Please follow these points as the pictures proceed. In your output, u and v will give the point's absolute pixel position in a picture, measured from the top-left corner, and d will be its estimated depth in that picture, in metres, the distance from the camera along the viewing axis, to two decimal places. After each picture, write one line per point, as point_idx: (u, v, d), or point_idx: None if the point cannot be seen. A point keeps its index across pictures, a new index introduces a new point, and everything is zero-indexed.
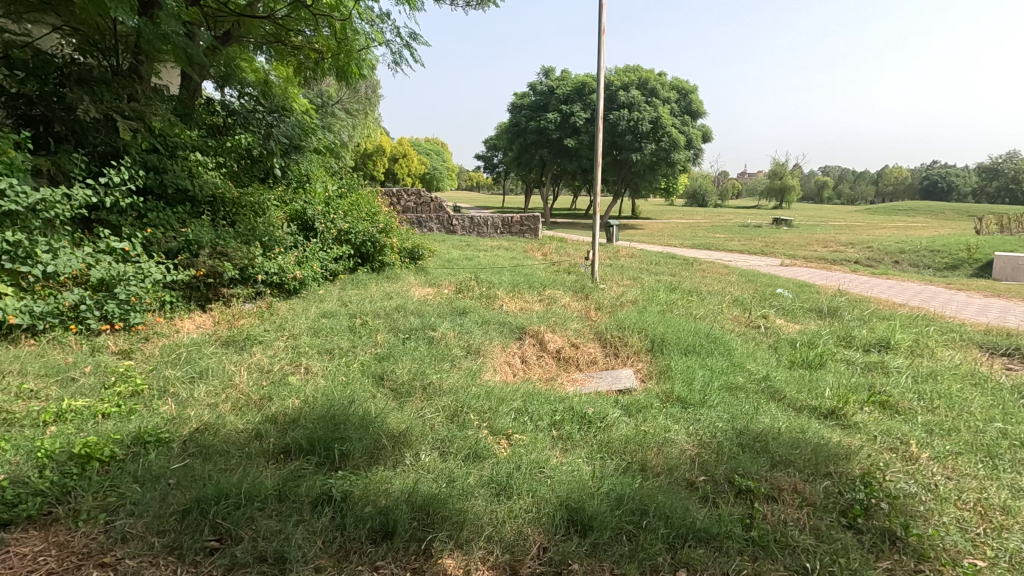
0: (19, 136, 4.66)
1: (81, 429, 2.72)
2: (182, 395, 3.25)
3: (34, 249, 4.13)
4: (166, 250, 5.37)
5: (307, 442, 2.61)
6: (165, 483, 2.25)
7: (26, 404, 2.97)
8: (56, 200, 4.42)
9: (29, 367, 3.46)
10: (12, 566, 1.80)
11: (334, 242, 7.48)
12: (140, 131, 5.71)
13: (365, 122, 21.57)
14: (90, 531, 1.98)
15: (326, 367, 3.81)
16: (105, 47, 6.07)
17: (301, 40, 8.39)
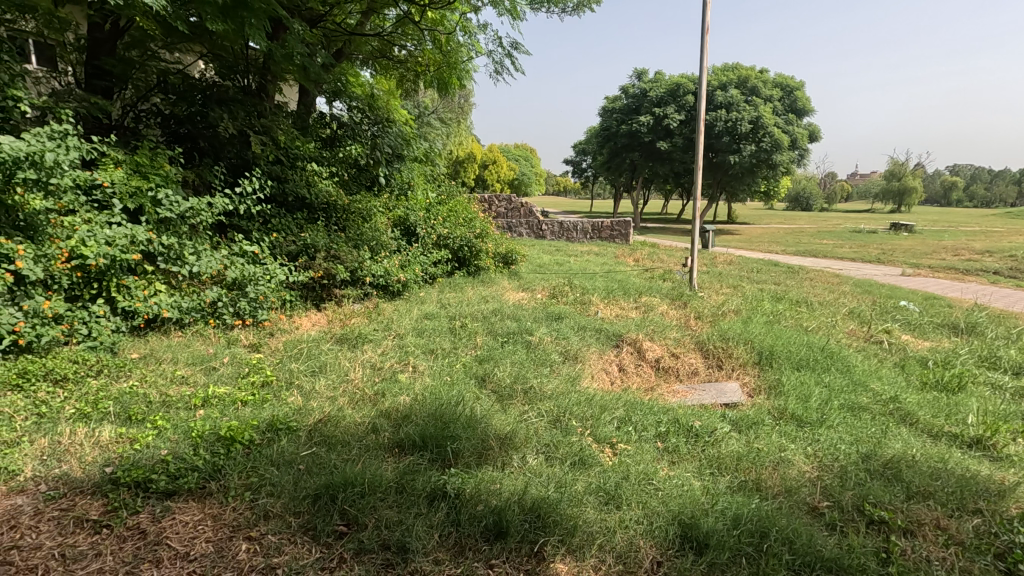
0: (172, 151, 5.30)
1: (225, 414, 3.03)
2: (306, 387, 3.53)
3: (182, 251, 4.67)
4: (287, 253, 5.87)
5: (420, 438, 2.74)
6: (296, 468, 2.45)
7: (179, 389, 3.36)
8: (201, 208, 4.97)
9: (179, 356, 3.91)
10: (177, 532, 2.04)
11: (433, 247, 7.79)
12: (268, 145, 6.29)
13: (458, 131, 22.31)
14: (238, 506, 2.20)
15: (432, 367, 3.98)
16: (239, 70, 6.75)
17: (405, 55, 8.84)
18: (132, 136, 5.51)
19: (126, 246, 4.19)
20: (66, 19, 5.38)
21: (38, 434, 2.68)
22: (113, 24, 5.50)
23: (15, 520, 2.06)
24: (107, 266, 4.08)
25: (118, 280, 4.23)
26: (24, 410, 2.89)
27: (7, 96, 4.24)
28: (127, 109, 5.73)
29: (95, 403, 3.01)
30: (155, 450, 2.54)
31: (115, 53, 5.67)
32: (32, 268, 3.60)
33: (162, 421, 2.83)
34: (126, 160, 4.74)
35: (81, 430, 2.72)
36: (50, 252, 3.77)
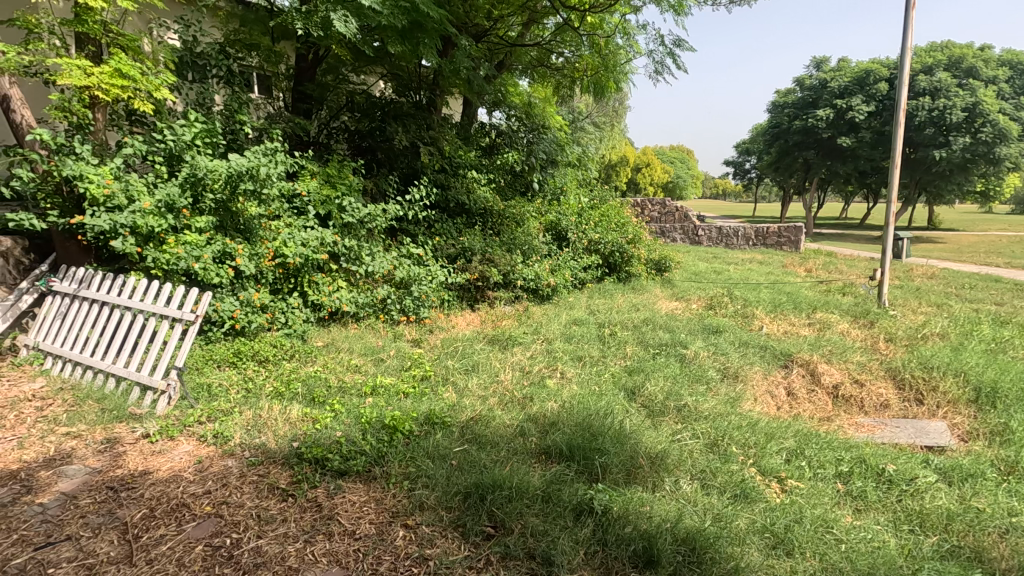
0: (355, 163, 5.94)
1: (389, 403, 3.29)
2: (460, 384, 3.69)
3: (360, 253, 5.21)
4: (447, 255, 6.25)
5: (567, 448, 2.70)
6: (449, 463, 2.56)
7: (353, 377, 3.73)
8: (377, 214, 5.51)
9: (354, 347, 4.36)
10: (346, 510, 2.24)
11: (584, 252, 7.75)
12: (435, 155, 6.78)
13: (612, 134, 22.01)
14: (397, 493, 2.36)
15: (580, 374, 3.93)
16: (413, 87, 7.37)
17: (562, 62, 8.94)
18: (324, 151, 6.31)
19: (316, 247, 4.78)
20: (280, 53, 6.33)
21: (246, 407, 3.16)
22: (314, 54, 6.34)
23: (226, 479, 2.44)
24: (302, 263, 4.70)
25: (309, 276, 4.85)
26: (237, 384, 3.43)
27: (236, 121, 5.10)
28: (322, 127, 6.58)
29: (288, 383, 3.47)
30: (332, 431, 2.83)
31: (315, 79, 6.55)
32: (247, 265, 4.27)
33: (338, 405, 3.16)
34: (319, 172, 5.41)
35: (276, 406, 3.14)
36: (260, 251, 4.44)
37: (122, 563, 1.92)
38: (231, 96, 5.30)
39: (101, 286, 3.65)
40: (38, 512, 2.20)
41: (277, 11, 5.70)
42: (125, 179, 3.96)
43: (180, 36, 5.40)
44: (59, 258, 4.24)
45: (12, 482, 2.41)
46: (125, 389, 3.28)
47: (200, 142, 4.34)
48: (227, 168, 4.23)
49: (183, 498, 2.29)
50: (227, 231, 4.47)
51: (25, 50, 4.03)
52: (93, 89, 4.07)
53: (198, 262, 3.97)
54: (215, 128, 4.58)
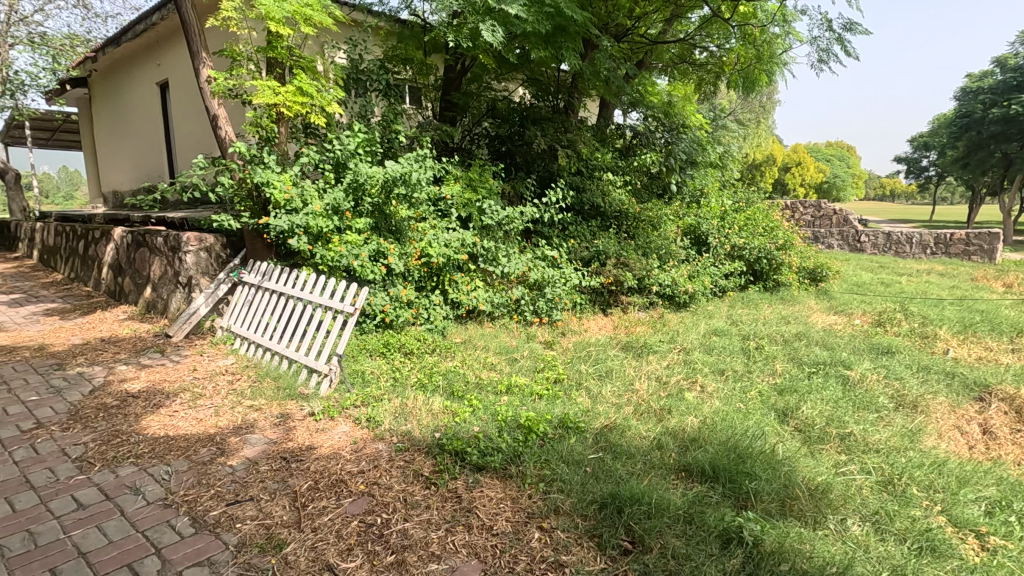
0: (494, 167, 6.15)
1: (524, 403, 3.33)
2: (593, 390, 3.63)
3: (497, 254, 5.36)
4: (581, 258, 6.21)
5: (710, 467, 2.52)
6: (584, 470, 2.52)
7: (489, 374, 3.84)
8: (514, 216, 5.64)
9: (490, 345, 4.50)
10: (484, 505, 2.29)
11: (726, 258, 7.27)
12: (572, 158, 6.78)
13: (757, 131, 20.43)
14: (533, 495, 2.36)
15: (722, 389, 3.65)
16: (551, 91, 7.46)
17: (706, 57, 8.47)
18: (466, 156, 6.61)
19: (458, 248, 5.02)
20: (431, 65, 6.76)
21: (394, 395, 3.40)
22: (461, 64, 6.68)
23: (377, 461, 2.64)
24: (444, 263, 4.96)
25: (450, 276, 5.11)
26: (386, 373, 3.72)
27: (392, 130, 5.54)
28: (465, 134, 6.90)
29: (431, 376, 3.68)
30: (470, 426, 2.94)
31: (461, 89, 6.89)
32: (397, 263, 4.61)
33: (476, 401, 3.27)
34: (463, 176, 5.69)
35: (420, 397, 3.34)
36: (409, 251, 4.76)
37: (292, 527, 2.15)
38: (387, 108, 5.77)
39: (279, 279, 4.16)
40: (229, 473, 2.55)
41: (430, 26, 6.10)
42: (301, 185, 4.48)
43: (348, 55, 5.99)
44: (248, 254, 4.92)
45: (210, 444, 2.83)
46: (296, 370, 3.71)
47: (361, 150, 4.77)
48: (384, 174, 4.60)
49: (341, 475, 2.52)
50: (381, 232, 4.85)
51: (230, 75, 4.73)
52: (279, 107, 4.66)
53: (357, 260, 4.37)
54: (375, 137, 5.01)
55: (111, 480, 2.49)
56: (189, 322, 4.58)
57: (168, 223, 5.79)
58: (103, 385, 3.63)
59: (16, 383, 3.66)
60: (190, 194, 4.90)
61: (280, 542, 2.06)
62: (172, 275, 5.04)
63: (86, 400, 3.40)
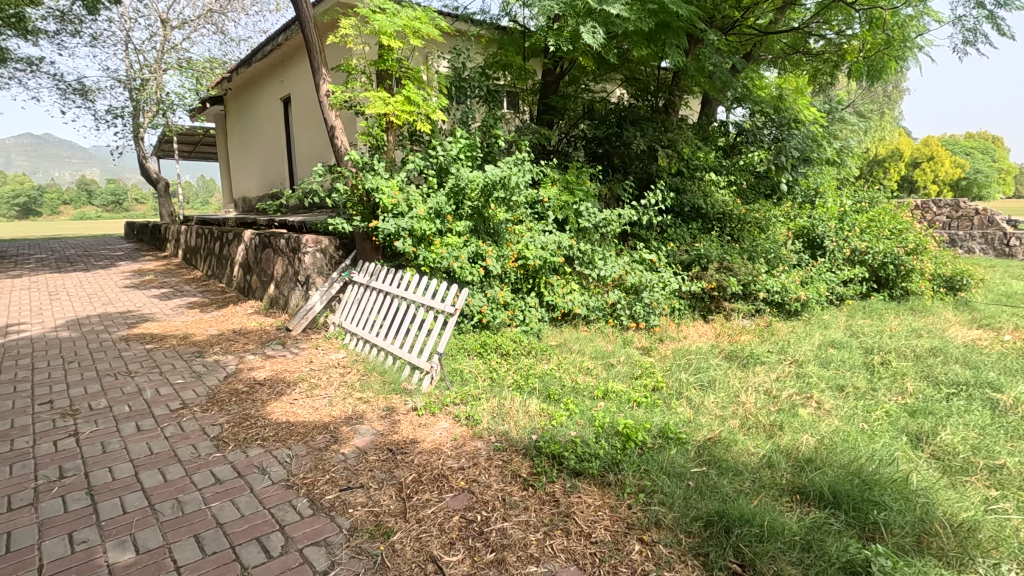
0: (592, 170, 6.09)
1: (622, 410, 3.25)
2: (695, 400, 3.47)
3: (593, 257, 5.30)
4: (681, 262, 5.97)
5: (830, 492, 2.32)
6: (687, 484, 2.41)
7: (585, 379, 3.80)
8: (612, 219, 5.55)
9: (586, 349, 4.45)
10: (581, 510, 2.27)
11: (845, 263, 6.68)
12: (673, 158, 6.55)
13: (880, 124, 18.58)
14: (632, 505, 2.30)
15: (842, 407, 3.35)
16: (650, 90, 7.26)
17: (823, 45, 7.84)
18: (563, 159, 6.61)
19: (554, 251, 5.03)
20: (529, 70, 6.84)
21: (491, 395, 3.46)
22: (559, 67, 6.69)
23: (476, 459, 2.70)
24: (541, 266, 4.98)
25: (546, 279, 5.12)
26: (484, 373, 3.80)
27: (491, 135, 5.67)
28: (562, 136, 6.90)
29: (527, 378, 3.70)
30: (567, 430, 2.93)
31: (558, 91, 6.90)
32: (495, 265, 4.70)
33: (572, 405, 3.25)
34: (560, 179, 5.69)
35: (517, 398, 3.38)
36: (506, 253, 4.84)
37: (399, 517, 2.26)
38: (487, 113, 5.91)
39: (386, 279, 4.39)
40: (341, 460, 2.73)
41: (530, 31, 6.18)
42: (407, 190, 4.70)
43: (451, 64, 6.21)
44: (358, 255, 5.25)
45: (325, 432, 3.05)
46: (400, 366, 3.90)
47: (462, 155, 4.92)
48: (484, 179, 4.71)
49: (442, 470, 2.60)
50: (480, 234, 4.97)
51: (346, 88, 5.09)
52: (388, 116, 4.94)
53: (457, 262, 4.51)
54: (475, 142, 5.14)
55: (242, 459, 2.76)
56: (306, 317, 4.98)
57: (290, 226, 6.32)
58: (235, 372, 4.04)
59: (166, 367, 4.18)
60: (308, 199, 5.33)
61: (387, 530, 2.17)
62: (292, 274, 5.50)
63: (221, 385, 3.79)
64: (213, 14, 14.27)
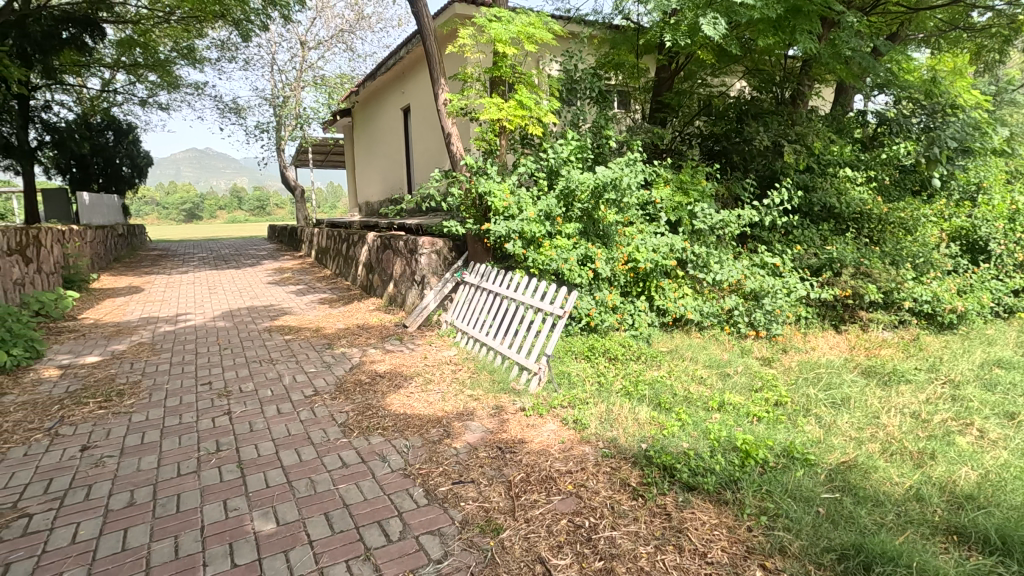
0: (709, 168, 5.80)
1: (740, 424, 3.05)
2: (826, 418, 3.17)
3: (709, 260, 5.05)
4: (808, 266, 5.49)
5: (997, 538, 2.00)
6: (816, 511, 2.21)
7: (699, 388, 3.62)
8: (730, 220, 5.24)
9: (699, 357, 4.24)
10: (695, 527, 2.16)
11: (1016, 270, 5.76)
12: (802, 153, 6.04)
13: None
14: (753, 528, 2.14)
15: (1013, 439, 2.87)
16: (775, 81, 6.76)
17: (991, 18, 6.81)
18: (677, 158, 6.37)
19: (666, 253, 4.86)
20: (642, 67, 6.67)
21: (599, 399, 3.42)
22: (675, 63, 6.45)
23: (584, 463, 2.68)
24: (652, 269, 4.83)
25: (657, 282, 4.96)
26: (591, 377, 3.77)
27: (602, 136, 5.60)
28: (676, 135, 6.65)
29: (636, 384, 3.60)
30: (680, 441, 2.81)
31: (673, 88, 6.66)
32: (604, 268, 4.63)
33: (685, 416, 3.11)
34: (674, 178, 5.49)
35: (626, 405, 3.30)
36: (616, 256, 4.75)
37: (508, 515, 2.30)
38: (599, 114, 5.85)
39: (496, 280, 4.51)
40: (454, 454, 2.84)
41: (644, 27, 6.03)
42: (518, 193, 4.78)
43: (564, 66, 6.23)
44: (470, 256, 5.45)
45: (439, 425, 3.20)
46: (508, 366, 3.98)
47: (573, 157, 4.90)
48: (595, 180, 4.65)
49: (550, 472, 2.61)
50: (589, 237, 4.93)
51: (462, 96, 5.30)
52: (502, 121, 5.07)
53: (565, 264, 4.51)
54: (586, 144, 5.10)
55: (365, 446, 2.97)
56: (421, 315, 5.26)
57: (408, 228, 6.71)
58: (359, 364, 4.37)
59: (301, 357, 4.62)
60: (425, 203, 5.62)
61: (497, 527, 2.22)
62: (409, 273, 5.83)
63: (347, 375, 4.12)
64: (344, 33, 15.55)
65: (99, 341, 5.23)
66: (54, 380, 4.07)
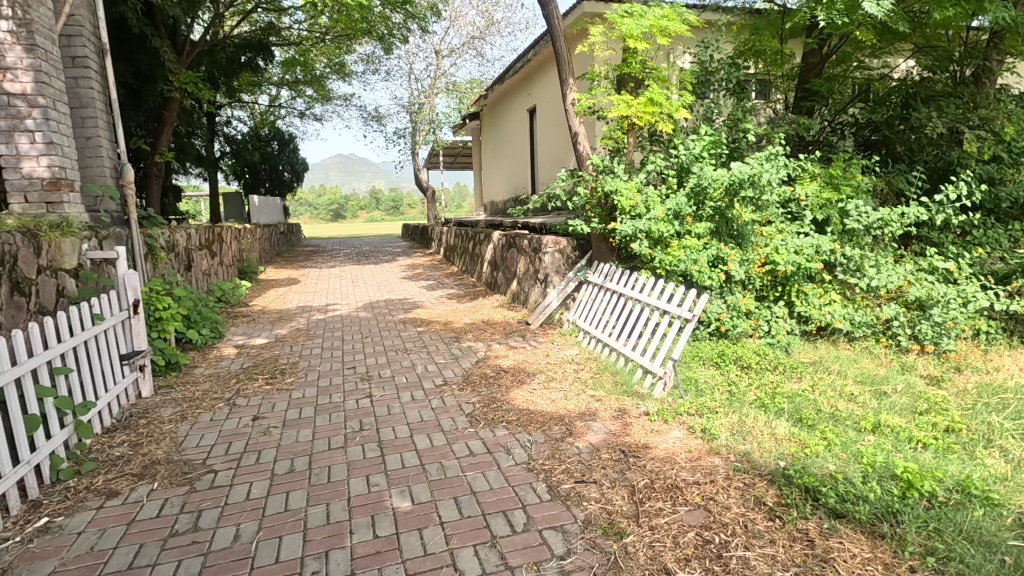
0: (867, 161, 5.19)
1: (900, 450, 2.71)
2: (1014, 453, 2.70)
3: (863, 264, 4.53)
4: (992, 273, 4.70)
5: None
6: (1001, 559, 1.89)
7: (848, 406, 3.27)
8: (892, 219, 4.65)
9: (849, 371, 3.82)
10: (844, 559, 1.96)
11: None
12: (987, 140, 5.18)
13: None
14: (917, 569, 1.89)
15: None
16: (953, 58, 5.85)
17: None
18: (827, 151, 5.79)
19: (811, 255, 4.45)
20: (787, 53, 6.15)
21: (731, 409, 3.22)
22: (827, 46, 5.86)
23: (714, 476, 2.55)
24: (793, 272, 4.45)
25: (799, 287, 4.56)
26: (721, 385, 3.56)
27: (739, 129, 5.26)
28: (825, 125, 6.05)
29: (773, 396, 3.34)
30: (824, 462, 2.56)
31: (823, 74, 6.06)
32: (738, 270, 4.35)
33: (831, 435, 2.83)
34: (822, 173, 4.99)
35: (761, 418, 3.07)
36: (751, 257, 4.44)
37: (632, 520, 2.26)
38: (736, 106, 5.51)
39: (620, 280, 4.43)
40: (576, 453, 2.86)
41: (791, 9, 5.54)
42: (645, 192, 4.65)
43: (698, 57, 5.94)
44: (594, 256, 5.41)
45: (561, 423, 3.23)
46: (631, 368, 3.90)
47: (706, 152, 4.65)
48: (730, 177, 4.37)
49: (676, 481, 2.52)
50: (722, 237, 4.65)
51: (590, 94, 5.28)
52: (630, 118, 4.96)
53: (695, 266, 4.30)
54: (721, 139, 4.83)
55: (490, 437, 3.09)
56: (544, 313, 5.33)
57: (532, 227, 6.84)
58: (484, 358, 4.56)
59: (432, 348, 4.93)
60: (550, 202, 5.69)
61: (621, 531, 2.19)
62: (532, 271, 5.95)
63: (473, 368, 4.32)
64: (475, 40, 16.23)
65: (265, 325, 6.00)
66: (232, 357, 4.74)
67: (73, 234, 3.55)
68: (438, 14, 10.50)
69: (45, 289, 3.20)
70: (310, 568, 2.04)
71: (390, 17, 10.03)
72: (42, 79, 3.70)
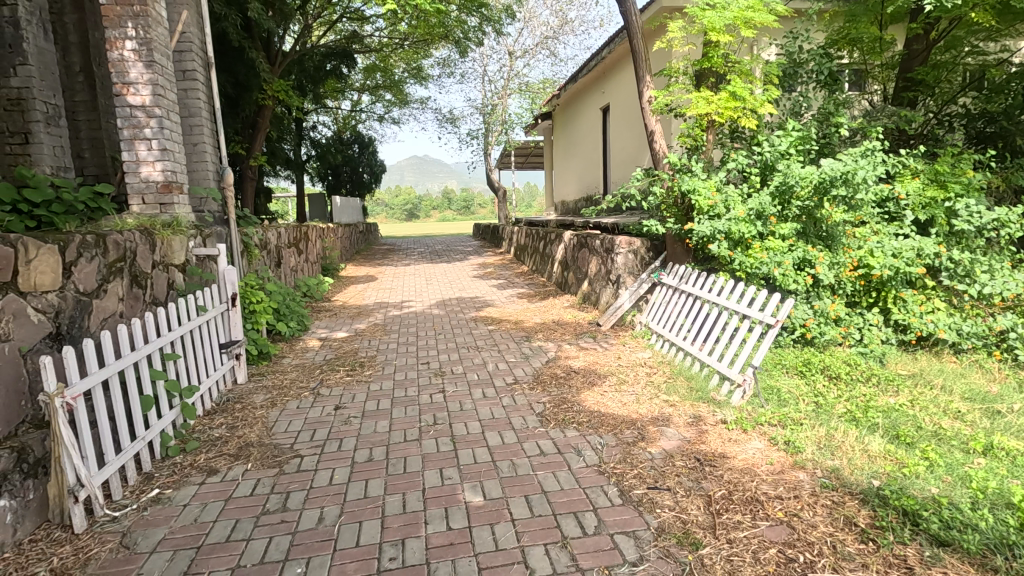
0: (981, 156, 4.70)
1: (1016, 476, 2.44)
2: None
3: (974, 268, 4.13)
4: None
5: None
6: None
7: (953, 424, 2.99)
8: (1009, 219, 4.20)
9: (955, 386, 3.49)
10: None
11: None
12: None
13: None
14: None
15: None
16: None
17: None
18: (933, 145, 5.31)
19: (912, 259, 4.10)
20: (886, 40, 5.70)
21: (817, 422, 3.04)
22: (934, 30, 5.37)
23: (798, 491, 2.41)
24: (891, 276, 4.12)
25: (897, 293, 4.22)
26: (807, 396, 3.36)
27: (831, 124, 4.93)
28: (930, 117, 5.56)
29: (866, 410, 3.11)
30: (925, 484, 2.36)
31: (928, 62, 5.57)
32: (827, 274, 4.09)
33: (933, 455, 2.60)
34: (925, 169, 4.58)
35: (852, 432, 2.87)
36: (842, 260, 4.15)
37: (708, 531, 2.19)
38: (827, 99, 5.17)
39: (697, 282, 4.29)
40: (649, 458, 2.80)
41: None
42: (725, 191, 4.47)
43: (786, 49, 5.63)
44: (669, 257, 5.27)
45: (633, 427, 3.17)
46: (708, 374, 3.77)
47: (793, 149, 4.39)
48: (820, 175, 4.11)
49: (757, 494, 2.41)
50: (809, 238, 4.39)
51: (667, 91, 5.13)
52: (710, 114, 4.79)
53: (779, 268, 4.09)
54: (810, 134, 4.55)
55: (561, 437, 3.09)
56: (616, 314, 5.26)
57: (605, 227, 6.76)
58: (555, 358, 4.56)
59: (503, 346, 4.99)
60: (624, 202, 5.60)
61: (696, 542, 2.13)
62: (604, 272, 5.88)
63: (543, 368, 4.33)
64: (548, 40, 16.24)
65: (346, 319, 6.31)
66: (316, 349, 5.03)
67: (182, 232, 3.89)
68: (512, 15, 10.60)
69: (158, 282, 3.54)
70: (387, 554, 2.13)
71: (466, 21, 10.24)
72: (158, 91, 4.08)
